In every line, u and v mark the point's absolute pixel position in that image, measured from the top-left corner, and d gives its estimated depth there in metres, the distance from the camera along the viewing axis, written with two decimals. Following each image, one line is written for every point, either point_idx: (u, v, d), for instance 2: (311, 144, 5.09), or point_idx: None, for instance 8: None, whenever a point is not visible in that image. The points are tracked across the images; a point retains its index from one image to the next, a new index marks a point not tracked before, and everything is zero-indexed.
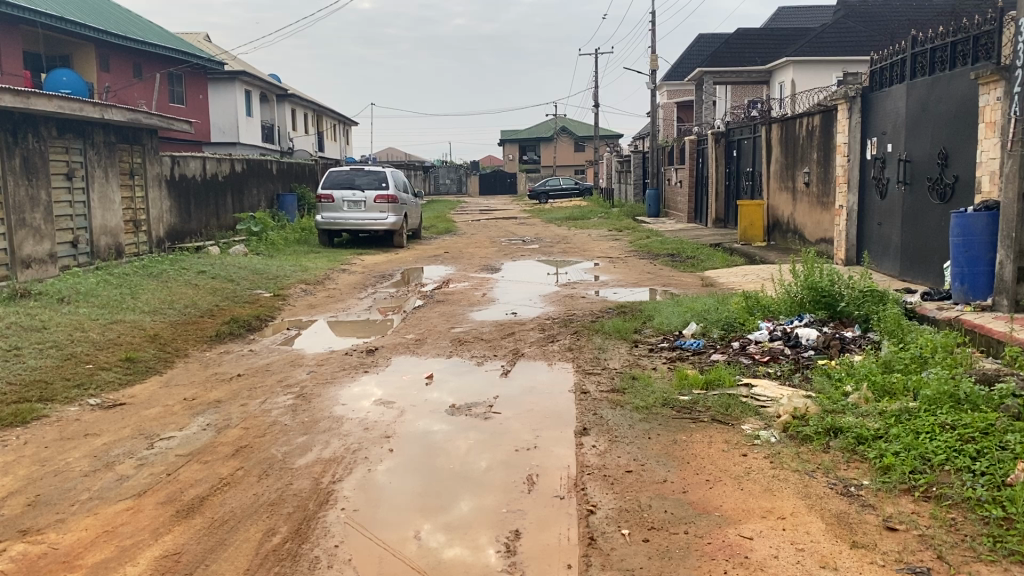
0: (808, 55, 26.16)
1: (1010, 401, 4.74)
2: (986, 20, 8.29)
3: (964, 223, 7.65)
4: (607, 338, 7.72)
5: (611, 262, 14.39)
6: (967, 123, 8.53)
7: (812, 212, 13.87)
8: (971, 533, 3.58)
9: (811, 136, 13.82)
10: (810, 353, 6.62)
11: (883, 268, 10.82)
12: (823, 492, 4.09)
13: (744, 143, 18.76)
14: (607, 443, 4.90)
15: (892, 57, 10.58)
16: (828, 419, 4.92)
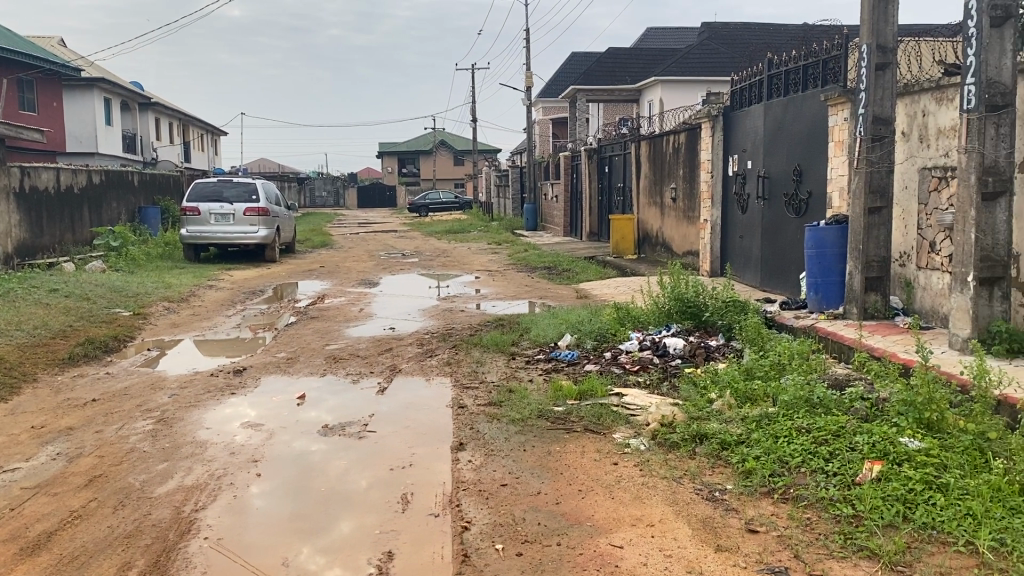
0: (675, 75, 27.15)
1: (859, 405, 5.06)
2: (834, 45, 8.83)
3: (818, 236, 8.11)
4: (485, 352, 7.75)
5: (489, 276, 14.47)
6: (819, 142, 9.05)
7: (679, 226, 14.41)
8: (824, 531, 3.77)
9: (677, 153, 14.36)
10: (677, 361, 6.85)
11: (745, 280, 11.34)
12: (689, 498, 4.22)
13: (615, 159, 19.31)
14: (483, 457, 4.90)
15: (750, 79, 11.14)
16: (694, 425, 5.09)
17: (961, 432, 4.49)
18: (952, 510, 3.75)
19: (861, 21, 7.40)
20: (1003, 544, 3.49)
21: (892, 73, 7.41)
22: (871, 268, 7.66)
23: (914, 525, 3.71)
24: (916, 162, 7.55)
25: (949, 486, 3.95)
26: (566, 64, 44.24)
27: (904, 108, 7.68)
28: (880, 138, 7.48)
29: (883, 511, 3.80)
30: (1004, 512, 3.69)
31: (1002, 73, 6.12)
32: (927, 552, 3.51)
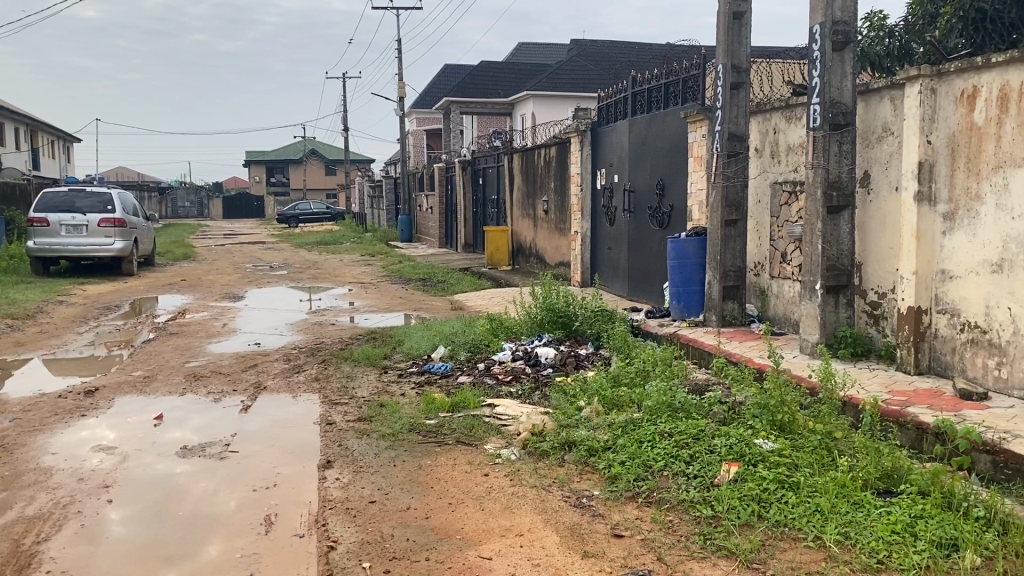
0: (546, 90, 27.62)
1: (717, 408, 5.29)
2: (692, 65, 9.22)
3: (679, 247, 8.40)
4: (355, 366, 7.61)
5: (362, 288, 14.26)
6: (680, 157, 9.41)
7: (551, 237, 14.66)
8: (686, 533, 3.89)
9: (549, 166, 14.61)
10: (549, 371, 6.95)
11: (613, 290, 11.63)
12: (557, 505, 4.28)
13: (488, 171, 19.44)
14: (352, 474, 4.81)
15: (616, 95, 11.45)
16: (563, 433, 5.17)
17: (810, 432, 4.75)
18: (802, 507, 3.96)
19: (717, 42, 7.76)
20: (847, 538, 3.71)
21: (746, 92, 7.80)
22: (728, 277, 8.03)
23: (768, 523, 3.89)
24: (768, 177, 7.96)
25: (800, 483, 4.17)
26: (440, 76, 44.28)
27: (757, 125, 8.08)
28: (736, 154, 7.85)
29: (739, 511, 3.97)
30: (848, 507, 3.92)
31: (844, 94, 6.57)
32: (780, 548, 3.69)
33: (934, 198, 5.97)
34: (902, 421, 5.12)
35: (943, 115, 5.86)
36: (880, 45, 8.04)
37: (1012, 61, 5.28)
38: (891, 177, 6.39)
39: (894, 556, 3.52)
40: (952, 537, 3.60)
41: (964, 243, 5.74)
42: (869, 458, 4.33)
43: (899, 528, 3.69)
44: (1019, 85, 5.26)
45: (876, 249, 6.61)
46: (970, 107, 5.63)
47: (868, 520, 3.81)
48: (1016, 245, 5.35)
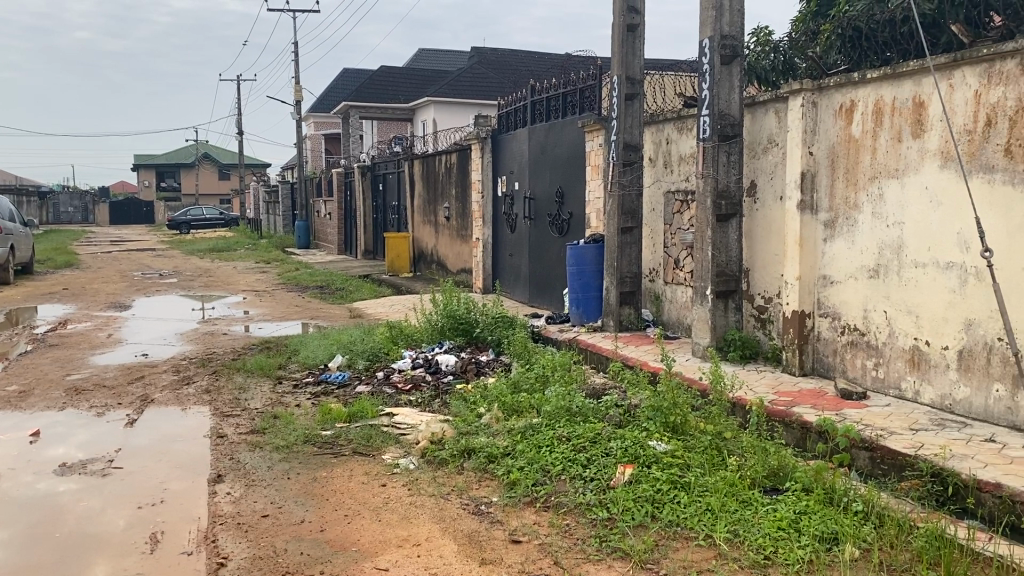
0: (447, 96, 27.56)
1: (614, 411, 5.39)
2: (589, 76, 9.40)
3: (578, 254, 8.51)
4: (249, 377, 7.40)
5: (257, 296, 13.89)
6: (578, 166, 9.56)
7: (452, 244, 14.65)
8: (582, 536, 3.94)
9: (449, 173, 14.59)
10: (449, 378, 6.92)
11: (514, 296, 11.70)
12: (456, 513, 4.26)
13: (388, 177, 19.27)
14: (244, 488, 4.67)
15: (516, 103, 11.54)
16: (462, 441, 5.15)
17: (702, 433, 4.89)
18: (694, 506, 4.08)
19: (612, 53, 7.93)
20: (736, 535, 3.83)
21: (640, 103, 7.99)
22: (625, 283, 8.19)
23: (661, 523, 3.98)
24: (661, 186, 8.17)
25: (692, 483, 4.29)
26: (338, 81, 43.61)
27: (651, 135, 8.29)
28: (631, 163, 8.03)
29: (634, 512, 4.05)
30: (737, 505, 4.05)
31: (732, 105, 6.81)
32: (672, 548, 3.77)
33: (816, 207, 6.25)
34: (787, 421, 5.33)
35: (824, 127, 6.15)
36: (766, 60, 8.35)
37: (885, 78, 5.58)
38: (776, 186, 6.66)
39: (780, 551, 3.65)
40: (833, 531, 3.77)
41: (844, 249, 6.04)
42: (756, 457, 4.49)
43: (785, 524, 3.83)
44: (891, 100, 5.57)
45: (762, 256, 6.87)
46: (847, 121, 5.93)
47: (756, 517, 3.94)
48: (890, 252, 5.65)
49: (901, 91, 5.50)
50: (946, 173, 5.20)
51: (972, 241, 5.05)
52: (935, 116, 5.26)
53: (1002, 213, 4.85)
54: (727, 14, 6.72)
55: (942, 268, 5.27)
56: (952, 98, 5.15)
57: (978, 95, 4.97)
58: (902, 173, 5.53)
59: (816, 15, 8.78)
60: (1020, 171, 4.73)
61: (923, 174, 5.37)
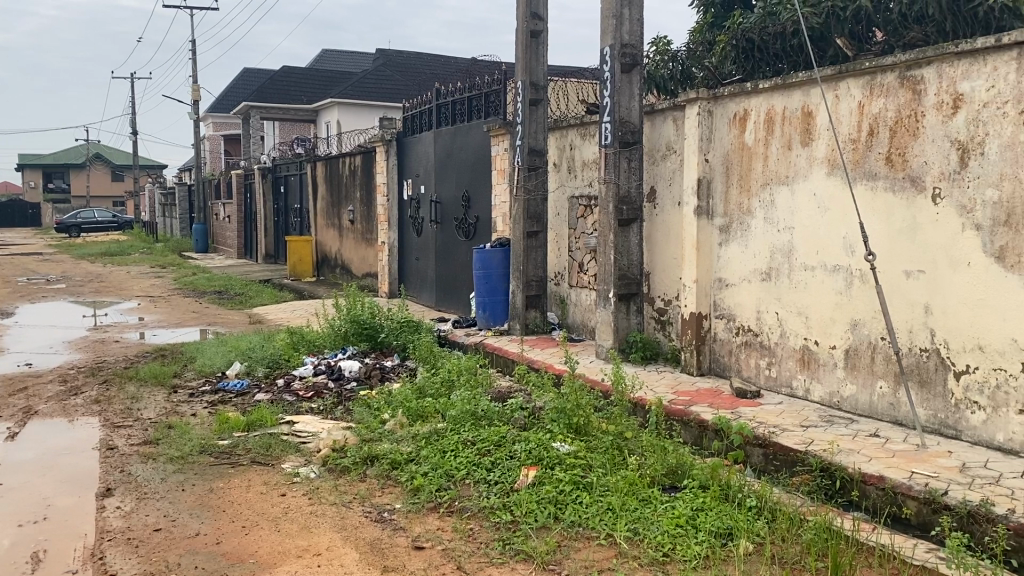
0: (352, 97, 27.21)
1: (519, 414, 5.42)
2: (494, 80, 9.44)
3: (484, 258, 8.50)
4: (141, 386, 7.12)
5: (151, 302, 13.39)
6: (484, 170, 9.59)
7: (356, 248, 14.47)
8: (485, 540, 3.94)
9: (353, 175, 14.41)
10: (352, 384, 6.83)
11: (421, 300, 11.63)
12: (358, 521, 4.21)
13: (291, 180, 18.88)
14: (134, 502, 4.48)
15: (421, 106, 11.49)
16: (365, 448, 5.09)
17: (604, 433, 4.97)
18: (595, 506, 4.14)
19: (515, 58, 7.99)
20: (636, 533, 3.90)
21: (544, 108, 8.08)
22: (530, 287, 8.26)
23: (564, 524, 4.02)
24: (565, 190, 8.27)
25: (593, 484, 4.36)
26: (239, 80, 42.45)
27: (554, 141, 8.39)
28: (535, 168, 8.11)
29: (537, 514, 4.08)
30: (636, 504, 4.14)
31: (632, 113, 6.96)
32: (575, 548, 3.82)
33: (712, 212, 6.45)
34: (686, 420, 5.47)
35: (719, 135, 6.35)
36: (665, 69, 8.56)
37: (776, 88, 5.81)
38: (675, 192, 6.84)
39: (678, 548, 3.74)
40: (728, 527, 3.88)
41: (738, 253, 6.25)
42: (656, 456, 4.59)
43: (683, 521, 3.93)
44: (782, 110, 5.80)
45: (662, 260, 7.04)
46: (741, 129, 6.15)
47: (655, 515, 4.04)
48: (781, 255, 5.87)
49: (791, 101, 5.73)
50: (833, 179, 5.44)
51: (857, 244, 5.29)
52: (822, 125, 5.50)
53: (884, 218, 5.10)
54: (626, 23, 6.86)
55: (830, 271, 5.50)
56: (837, 108, 5.39)
57: (861, 106, 5.22)
58: (792, 180, 5.75)
59: (713, 27, 9.07)
60: (900, 178, 4.99)
61: (812, 180, 5.60)
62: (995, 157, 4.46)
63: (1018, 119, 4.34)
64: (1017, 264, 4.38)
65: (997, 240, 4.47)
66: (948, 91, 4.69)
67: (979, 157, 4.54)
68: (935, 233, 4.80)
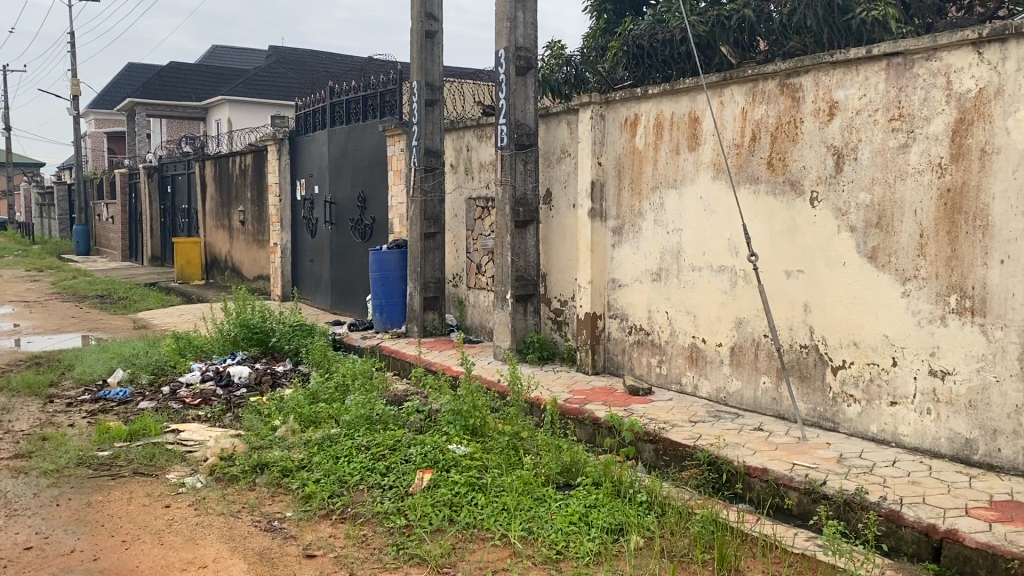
0: (243, 95, 26.46)
1: (415, 417, 5.38)
2: (389, 79, 9.36)
3: (380, 259, 8.40)
4: (13, 397, 6.72)
5: (26, 307, 12.67)
6: (380, 170, 9.49)
7: (248, 250, 14.09)
8: (379, 545, 3.89)
9: (244, 175, 14.02)
10: (242, 391, 6.64)
11: (315, 303, 11.41)
12: (247, 531, 4.09)
13: (178, 179, 18.23)
14: (3, 520, 4.22)
15: (314, 105, 11.26)
16: (254, 455, 4.96)
17: (500, 434, 5.00)
18: (490, 507, 4.15)
19: (410, 59, 7.93)
20: (530, 532, 3.93)
21: (440, 109, 8.06)
22: (428, 289, 8.21)
23: (459, 526, 4.01)
24: (462, 192, 8.27)
25: (489, 484, 4.37)
26: (123, 75, 40.65)
27: (451, 142, 8.38)
28: (432, 169, 8.08)
29: (431, 518, 4.06)
30: (531, 503, 4.17)
31: (527, 116, 7.02)
32: (469, 550, 3.81)
33: (605, 214, 6.57)
34: (581, 418, 5.55)
35: (611, 139, 6.48)
36: (559, 72, 8.66)
37: (664, 94, 5.96)
38: (569, 194, 6.94)
39: (571, 545, 3.79)
40: (620, 522, 3.96)
41: (630, 254, 6.38)
42: (551, 455, 4.63)
43: (576, 518, 3.99)
44: (671, 115, 5.96)
45: (557, 261, 7.12)
46: (632, 133, 6.29)
47: (549, 514, 4.08)
48: (670, 256, 6.03)
49: (679, 107, 5.89)
50: (718, 183, 5.62)
51: (741, 246, 5.49)
52: (708, 131, 5.68)
53: (766, 220, 5.30)
54: (520, 26, 6.91)
55: (716, 272, 5.68)
56: (722, 114, 5.58)
57: (744, 112, 5.42)
58: (680, 183, 5.91)
59: (605, 33, 9.25)
60: (780, 182, 5.20)
61: (698, 184, 5.77)
62: (867, 162, 4.70)
63: (887, 126, 4.59)
64: (888, 264, 4.63)
65: (870, 241, 4.71)
66: (824, 98, 4.91)
67: (852, 162, 4.77)
68: (813, 234, 5.02)
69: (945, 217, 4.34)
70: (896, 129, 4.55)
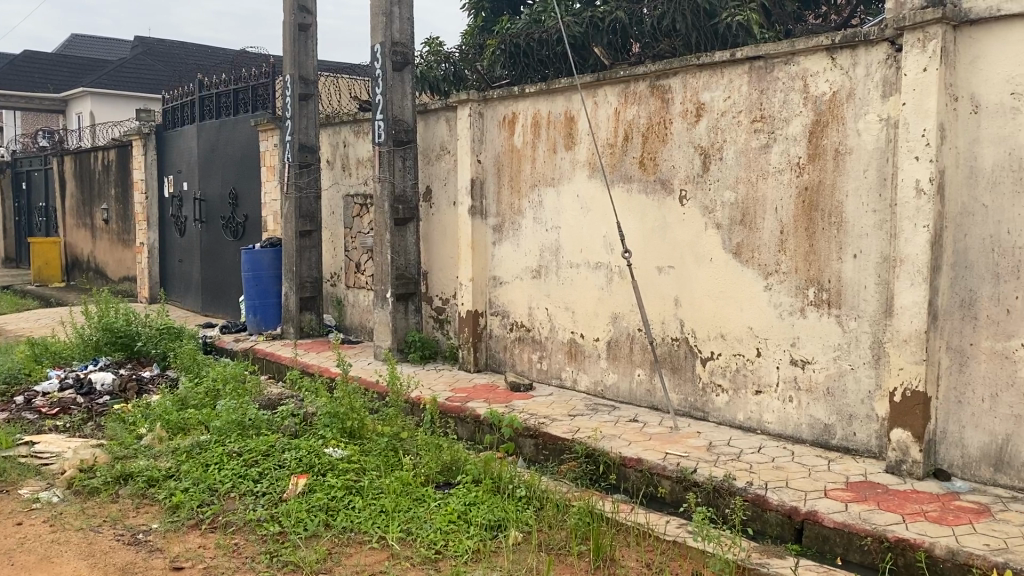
0: (106, 87, 25.08)
1: (290, 421, 5.26)
2: (261, 73, 9.08)
3: (254, 259, 8.17)
4: None
5: None
6: (252, 166, 9.21)
7: (112, 250, 13.39)
8: (251, 554, 3.77)
9: (107, 171, 13.32)
10: (105, 399, 6.31)
11: (186, 304, 10.97)
12: (108, 546, 3.89)
13: (33, 174, 17.14)
14: None
15: (182, 98, 10.83)
16: (117, 466, 4.71)
17: (378, 435, 4.94)
18: (367, 510, 4.09)
19: (283, 51, 7.73)
20: (408, 534, 3.90)
21: (315, 104, 7.88)
22: (305, 289, 8.02)
23: (335, 530, 3.93)
24: (339, 188, 8.12)
25: (366, 487, 4.30)
26: None
27: (327, 138, 8.21)
28: (307, 165, 7.89)
29: (307, 523, 3.96)
30: (410, 504, 4.14)
31: (405, 111, 6.97)
32: (345, 554, 3.74)
33: (485, 212, 6.59)
34: (461, 416, 5.54)
35: (490, 137, 6.50)
36: (438, 69, 8.61)
37: (540, 93, 6.03)
38: (449, 192, 6.93)
39: (449, 544, 3.77)
40: (498, 519, 3.98)
41: (510, 252, 6.43)
42: (430, 454, 4.61)
43: (455, 517, 3.98)
44: (547, 114, 6.04)
45: (438, 259, 7.09)
46: (510, 132, 6.33)
47: (428, 514, 4.05)
48: (549, 254, 6.10)
49: (555, 106, 5.97)
50: (594, 182, 5.73)
51: (615, 243, 5.61)
52: (582, 130, 5.79)
53: (639, 218, 5.44)
54: (397, 21, 6.84)
55: (593, 268, 5.79)
56: (596, 114, 5.68)
57: (617, 112, 5.54)
58: (557, 181, 5.99)
59: (483, 31, 9.27)
60: (652, 181, 5.34)
61: (575, 182, 5.87)
62: (731, 162, 4.89)
63: (750, 127, 4.79)
64: (751, 260, 4.83)
65: (735, 237, 4.90)
66: (691, 100, 5.08)
67: (718, 162, 4.95)
68: (682, 231, 5.18)
69: (803, 214, 4.56)
70: (758, 130, 4.75)
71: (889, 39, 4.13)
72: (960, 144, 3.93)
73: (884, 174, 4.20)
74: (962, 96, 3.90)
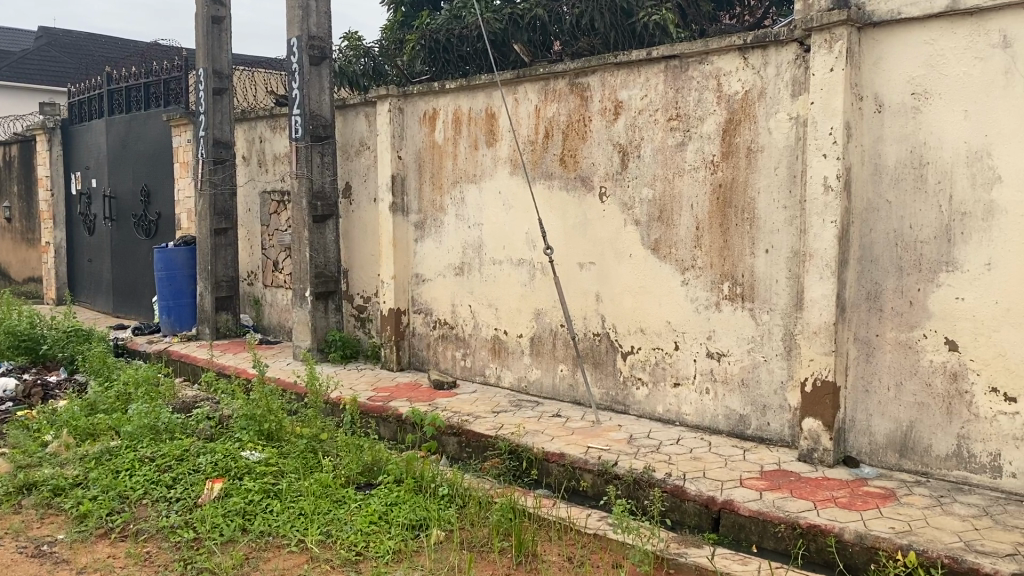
0: (7, 79, 23.92)
1: (205, 425, 5.13)
2: (173, 66, 8.80)
3: (167, 258, 7.93)
4: None
5: None
6: (165, 163, 8.93)
7: (15, 250, 12.82)
8: (164, 562, 3.66)
9: (9, 167, 12.72)
10: (7, 406, 6.04)
11: (96, 306, 10.58)
12: (10, 560, 3.72)
13: None
14: None
15: (89, 91, 10.41)
16: (20, 475, 4.52)
17: (297, 437, 4.86)
18: (285, 513, 4.01)
19: (195, 44, 7.52)
20: (328, 536, 3.84)
21: (229, 98, 7.70)
22: (220, 288, 7.83)
23: (252, 535, 3.85)
24: (256, 185, 7.95)
25: (285, 490, 4.22)
26: None
27: (242, 133, 8.03)
28: (222, 161, 7.72)
29: (223, 529, 3.87)
30: (330, 506, 4.08)
31: (323, 106, 6.85)
32: (263, 559, 3.67)
33: (406, 209, 6.54)
34: (383, 416, 5.49)
35: (411, 133, 6.45)
36: (357, 64, 8.50)
37: (461, 90, 6.01)
38: (370, 189, 6.85)
39: (370, 545, 3.74)
40: (420, 518, 3.96)
41: (432, 249, 6.40)
42: (350, 455, 4.55)
43: (376, 518, 3.94)
44: (467, 111, 6.02)
45: (359, 256, 7.00)
46: (431, 128, 6.29)
47: (348, 515, 4.00)
48: (471, 251, 6.09)
49: (475, 103, 5.96)
50: (515, 179, 5.75)
51: (538, 240, 5.63)
52: (503, 127, 5.80)
53: (560, 215, 5.48)
54: (313, 15, 6.72)
55: (515, 265, 5.80)
56: (516, 111, 5.69)
57: (538, 109, 5.56)
58: (479, 178, 5.99)
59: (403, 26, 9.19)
60: (572, 178, 5.38)
61: (497, 179, 5.87)
62: (649, 159, 4.96)
63: (666, 125, 4.87)
64: (669, 256, 4.91)
65: (653, 234, 4.97)
66: (609, 98, 5.13)
67: (636, 159, 5.02)
68: (602, 228, 5.24)
69: (718, 211, 4.66)
70: (673, 128, 4.83)
71: (797, 40, 4.24)
72: (865, 143, 4.06)
73: (794, 172, 4.32)
74: (866, 96, 4.04)
